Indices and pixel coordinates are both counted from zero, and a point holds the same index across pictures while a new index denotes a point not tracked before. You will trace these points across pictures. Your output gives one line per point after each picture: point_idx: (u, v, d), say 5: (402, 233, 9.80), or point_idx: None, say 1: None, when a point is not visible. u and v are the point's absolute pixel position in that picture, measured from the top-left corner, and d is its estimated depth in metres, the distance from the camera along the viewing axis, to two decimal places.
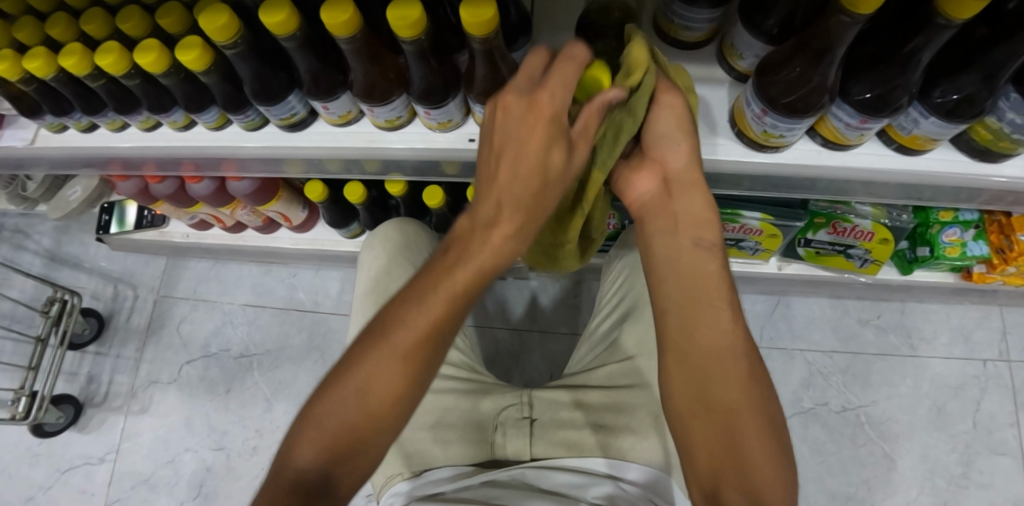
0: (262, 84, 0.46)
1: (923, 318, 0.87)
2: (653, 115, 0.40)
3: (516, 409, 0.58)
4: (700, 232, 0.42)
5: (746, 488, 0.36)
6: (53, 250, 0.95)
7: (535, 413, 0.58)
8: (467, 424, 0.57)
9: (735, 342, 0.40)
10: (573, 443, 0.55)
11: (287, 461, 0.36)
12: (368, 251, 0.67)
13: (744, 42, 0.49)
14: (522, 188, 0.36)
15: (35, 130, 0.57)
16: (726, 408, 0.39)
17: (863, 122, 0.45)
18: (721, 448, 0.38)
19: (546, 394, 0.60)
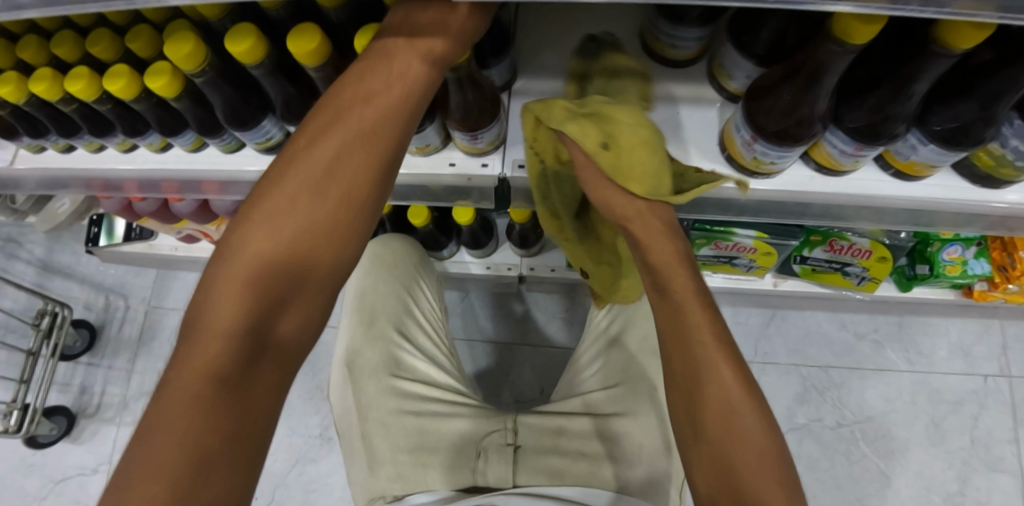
0: (232, 110, 0.45)
1: (923, 333, 0.85)
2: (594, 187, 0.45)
3: (499, 435, 0.56)
4: (675, 281, 0.41)
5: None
6: (45, 260, 0.95)
7: (519, 439, 0.56)
8: (452, 446, 0.56)
9: (744, 393, 0.38)
10: (556, 471, 0.53)
11: (213, 300, 0.34)
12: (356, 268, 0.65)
13: (733, 62, 0.45)
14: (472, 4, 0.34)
15: (15, 150, 0.56)
16: (742, 469, 0.36)
17: (858, 149, 0.43)
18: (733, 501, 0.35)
19: (532, 419, 0.58)
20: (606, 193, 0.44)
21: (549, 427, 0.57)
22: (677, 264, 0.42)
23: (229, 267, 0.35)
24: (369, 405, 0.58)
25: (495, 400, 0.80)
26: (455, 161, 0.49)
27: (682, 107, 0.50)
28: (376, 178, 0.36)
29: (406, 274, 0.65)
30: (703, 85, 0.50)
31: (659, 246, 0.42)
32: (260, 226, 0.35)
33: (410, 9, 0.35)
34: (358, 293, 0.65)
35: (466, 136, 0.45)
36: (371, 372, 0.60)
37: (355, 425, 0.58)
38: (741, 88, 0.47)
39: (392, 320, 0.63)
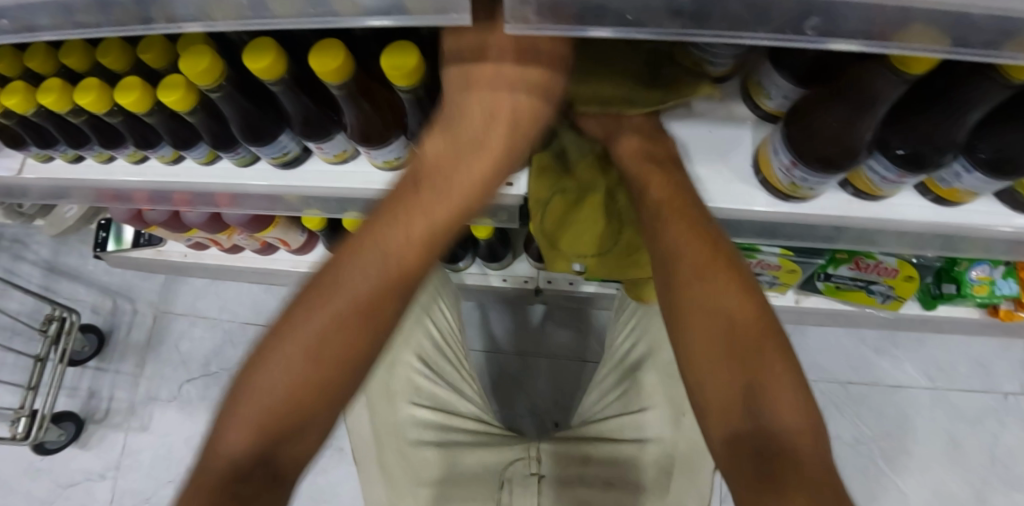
0: (249, 125, 0.43)
1: (942, 349, 0.84)
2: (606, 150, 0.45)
3: (523, 464, 0.56)
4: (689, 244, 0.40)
5: (803, 482, 0.32)
6: (52, 262, 0.94)
7: (543, 468, 0.56)
8: (475, 476, 0.56)
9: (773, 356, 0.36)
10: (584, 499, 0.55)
11: (224, 427, 0.34)
12: None
13: (771, 81, 0.43)
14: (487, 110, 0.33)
15: (22, 159, 0.55)
16: (761, 392, 0.36)
17: (902, 176, 0.41)
18: (756, 438, 0.35)
19: (556, 446, 0.58)
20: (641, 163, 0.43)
21: (574, 454, 0.57)
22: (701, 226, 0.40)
23: (242, 396, 0.34)
24: (389, 433, 0.57)
25: (508, 414, 0.80)
26: None
27: (715, 127, 0.48)
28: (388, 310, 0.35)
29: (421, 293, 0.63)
30: (736, 102, 0.49)
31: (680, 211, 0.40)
32: (283, 339, 0.34)
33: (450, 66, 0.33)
34: None
35: None
36: (387, 399, 0.59)
37: (374, 456, 0.58)
38: (779, 108, 0.45)
39: (410, 347, 0.62)
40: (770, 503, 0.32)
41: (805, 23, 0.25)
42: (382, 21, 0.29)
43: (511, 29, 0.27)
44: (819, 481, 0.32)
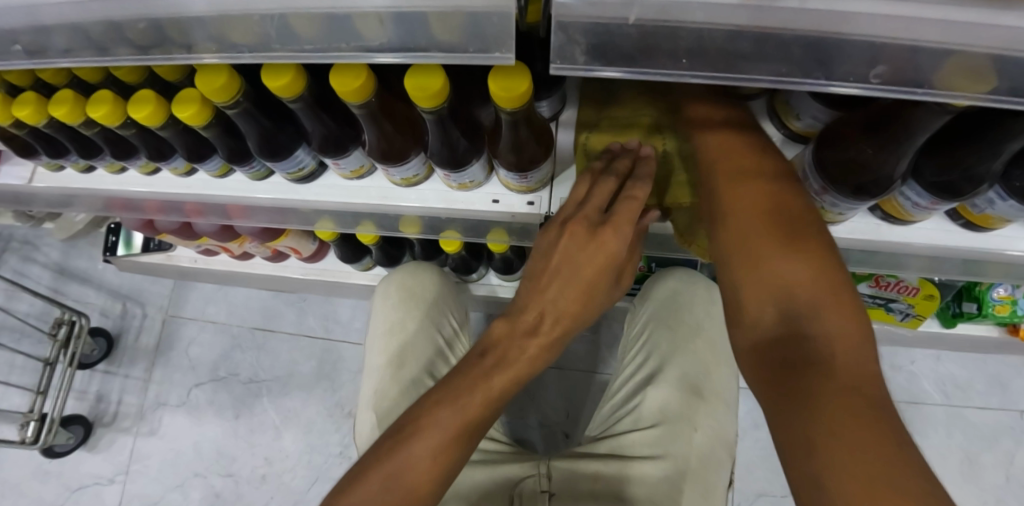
0: (266, 141, 0.42)
1: (958, 365, 0.83)
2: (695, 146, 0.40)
3: (534, 481, 0.54)
4: (721, 178, 0.39)
5: (835, 385, 0.29)
6: (62, 264, 0.94)
7: (553, 486, 0.54)
8: (481, 494, 0.55)
9: (823, 281, 0.34)
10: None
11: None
12: (383, 299, 0.65)
13: (802, 103, 0.42)
14: (592, 258, 0.42)
15: (33, 168, 0.54)
16: (803, 307, 0.34)
17: (934, 203, 0.40)
18: (791, 347, 0.33)
19: (566, 462, 0.56)
20: (738, 154, 0.39)
21: (585, 471, 0.55)
22: (750, 161, 0.39)
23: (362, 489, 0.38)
24: None
25: (519, 423, 0.81)
26: (499, 198, 0.46)
27: None
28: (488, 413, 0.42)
29: (433, 308, 0.65)
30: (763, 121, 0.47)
31: (734, 155, 0.39)
32: (404, 442, 0.39)
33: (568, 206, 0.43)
34: (388, 328, 0.64)
35: (515, 175, 0.42)
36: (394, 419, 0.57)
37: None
38: (810, 129, 0.43)
39: (420, 363, 0.61)
40: (798, 412, 0.30)
41: (868, 70, 0.24)
42: (391, 57, 0.29)
43: (556, 69, 0.27)
44: (858, 386, 0.29)
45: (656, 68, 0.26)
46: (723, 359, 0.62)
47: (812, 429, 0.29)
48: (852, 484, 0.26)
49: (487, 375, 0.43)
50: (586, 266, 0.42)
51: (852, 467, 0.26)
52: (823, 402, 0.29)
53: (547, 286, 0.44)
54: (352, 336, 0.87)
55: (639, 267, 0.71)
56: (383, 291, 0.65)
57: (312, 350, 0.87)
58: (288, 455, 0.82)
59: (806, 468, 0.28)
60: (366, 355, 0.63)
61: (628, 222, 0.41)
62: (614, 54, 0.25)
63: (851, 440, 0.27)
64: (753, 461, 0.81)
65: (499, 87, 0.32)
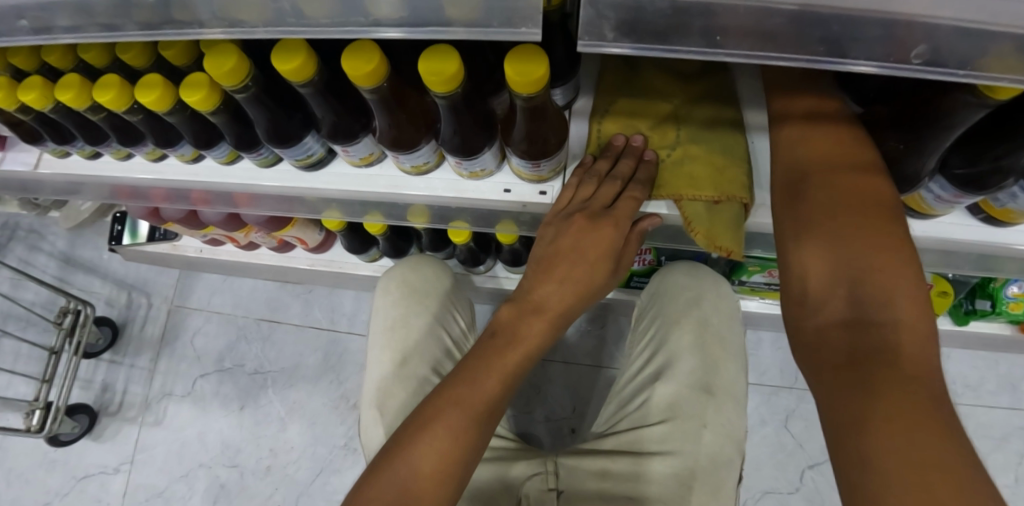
0: (275, 128, 0.41)
1: (969, 364, 0.82)
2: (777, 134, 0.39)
3: (540, 480, 0.55)
4: (801, 154, 0.37)
5: (897, 375, 0.30)
6: (67, 253, 0.94)
7: (561, 484, 0.55)
8: (487, 491, 0.56)
9: (893, 268, 0.33)
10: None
11: (370, 489, 0.37)
12: (384, 295, 0.64)
13: None
14: (595, 246, 0.44)
15: (39, 154, 0.54)
16: (872, 291, 0.33)
17: (958, 197, 0.39)
18: (856, 333, 0.33)
19: (573, 460, 0.57)
20: (821, 137, 0.37)
21: (593, 469, 0.56)
22: (830, 140, 0.37)
23: (394, 466, 0.38)
24: None
25: (525, 418, 0.81)
26: (510, 187, 0.45)
27: None
28: (506, 392, 0.43)
29: (439, 302, 0.65)
30: None
31: (818, 136, 0.37)
32: (431, 419, 0.40)
33: (570, 190, 0.44)
34: (392, 323, 0.63)
35: (527, 163, 0.41)
36: (399, 415, 0.58)
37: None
38: None
39: (424, 359, 0.61)
40: (854, 396, 0.30)
41: (909, 49, 0.24)
42: (393, 32, 0.28)
43: (584, 45, 0.26)
44: (919, 377, 0.30)
45: (688, 46, 0.25)
46: (733, 355, 0.60)
47: (869, 412, 0.29)
48: (901, 466, 0.26)
49: (500, 354, 0.43)
50: (591, 253, 0.45)
51: (903, 460, 0.26)
52: (881, 390, 0.29)
53: (560, 271, 0.45)
54: (357, 328, 0.86)
55: (649, 260, 0.71)
56: (385, 286, 0.64)
57: (318, 342, 0.86)
58: (292, 447, 0.82)
59: (853, 453, 0.28)
60: (370, 350, 0.63)
61: (627, 219, 0.44)
62: (645, 32, 0.25)
63: (912, 428, 0.27)
64: (761, 457, 0.81)
65: (514, 70, 0.32)
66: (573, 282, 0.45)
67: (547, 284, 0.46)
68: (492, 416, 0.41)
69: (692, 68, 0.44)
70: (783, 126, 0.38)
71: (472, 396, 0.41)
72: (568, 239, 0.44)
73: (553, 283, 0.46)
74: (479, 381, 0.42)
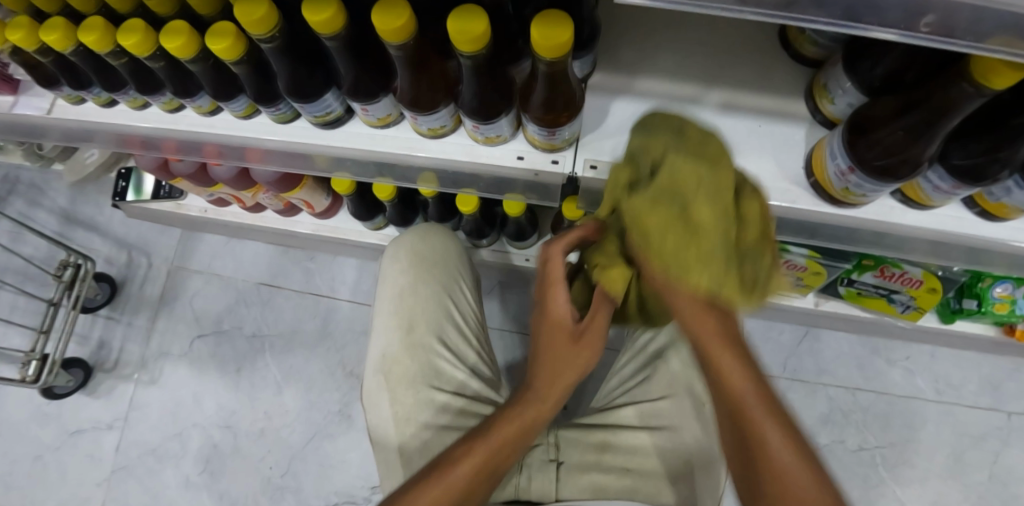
0: (296, 83, 0.42)
1: (952, 364, 0.85)
2: (688, 319, 0.37)
3: (542, 451, 0.57)
4: (731, 370, 0.35)
5: None
6: (68, 209, 0.94)
7: (561, 455, 0.58)
8: None
9: None
10: (599, 486, 0.55)
11: None
12: (393, 262, 0.65)
13: (839, 86, 0.44)
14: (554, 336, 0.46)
15: (53, 99, 0.54)
16: None
17: (955, 187, 0.41)
18: None
19: (572, 433, 0.60)
20: (701, 313, 0.36)
21: (592, 442, 0.59)
22: (751, 369, 0.35)
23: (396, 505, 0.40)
24: (405, 416, 0.59)
25: None
26: (524, 155, 0.46)
27: (771, 120, 0.48)
28: (498, 465, 0.43)
29: (448, 274, 0.66)
30: (798, 100, 0.49)
31: (729, 350, 0.35)
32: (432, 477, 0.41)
33: (553, 266, 0.47)
34: (400, 291, 0.64)
35: (543, 132, 0.42)
36: (407, 382, 0.60)
37: (394, 438, 0.59)
38: (841, 114, 0.45)
39: (431, 328, 0.63)
40: None
41: (919, 19, 0.25)
42: None
43: None
44: None
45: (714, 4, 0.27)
46: None
47: None
48: None
49: (498, 429, 0.45)
50: (548, 341, 0.47)
51: None
52: None
53: (537, 353, 0.48)
54: (357, 297, 0.87)
55: None
56: (393, 253, 0.65)
57: (317, 309, 0.87)
58: (289, 411, 0.83)
59: None
60: (376, 316, 0.64)
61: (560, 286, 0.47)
62: None
63: None
64: None
65: (541, 35, 0.32)
66: (561, 374, 0.46)
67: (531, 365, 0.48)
68: (489, 473, 0.43)
69: (690, 258, 0.36)
70: (683, 297, 0.37)
71: (470, 458, 0.42)
72: (543, 327, 0.47)
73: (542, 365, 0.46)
74: (478, 447, 0.43)
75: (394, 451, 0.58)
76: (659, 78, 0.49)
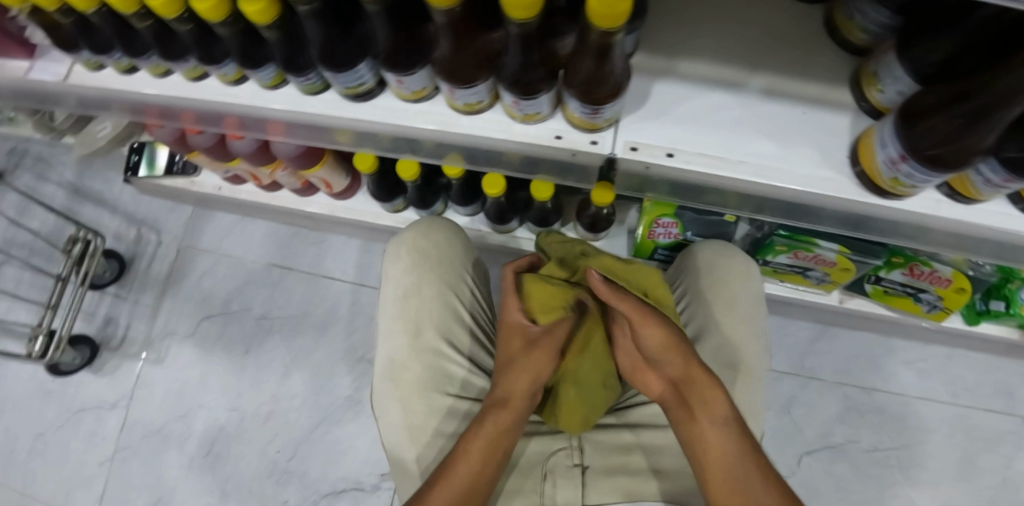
0: (330, 49, 0.40)
1: (968, 367, 0.84)
2: (650, 339, 0.51)
3: (566, 455, 0.58)
4: (697, 382, 0.49)
5: None
6: (76, 184, 0.92)
7: (586, 459, 0.58)
8: (521, 469, 0.58)
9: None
10: (628, 490, 0.55)
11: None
12: (393, 260, 0.64)
13: (890, 73, 0.42)
14: (519, 339, 0.57)
15: (70, 65, 0.52)
16: None
17: (1008, 181, 0.39)
18: None
19: (597, 436, 0.60)
20: (668, 343, 0.50)
21: (617, 444, 0.59)
22: (714, 387, 0.48)
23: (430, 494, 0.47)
24: (420, 428, 0.58)
25: None
26: (562, 134, 0.44)
27: (814, 108, 0.47)
28: (506, 437, 0.52)
29: (451, 273, 0.65)
30: (843, 87, 0.47)
31: (694, 370, 0.49)
32: (456, 463, 0.49)
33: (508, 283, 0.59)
34: (400, 295, 0.63)
35: (587, 111, 0.40)
36: (419, 389, 0.59)
37: (409, 450, 0.58)
38: (890, 103, 0.44)
39: (439, 330, 0.61)
40: None
41: None
42: None
43: None
44: None
45: None
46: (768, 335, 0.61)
47: None
48: None
49: (494, 411, 0.53)
50: (518, 343, 0.57)
51: None
52: None
53: (514, 356, 0.56)
54: (369, 282, 0.85)
55: (675, 235, 0.67)
56: (394, 252, 0.64)
57: (327, 293, 0.85)
58: (296, 395, 0.81)
59: None
60: (380, 320, 0.62)
61: (514, 305, 0.58)
62: None
63: None
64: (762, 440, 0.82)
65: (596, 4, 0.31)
66: (529, 369, 0.55)
67: (506, 359, 0.57)
68: (496, 452, 0.51)
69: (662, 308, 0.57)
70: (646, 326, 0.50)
71: (484, 439, 0.50)
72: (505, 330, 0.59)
73: (513, 376, 0.55)
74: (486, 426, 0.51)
75: (409, 461, 0.58)
76: (699, 61, 0.48)
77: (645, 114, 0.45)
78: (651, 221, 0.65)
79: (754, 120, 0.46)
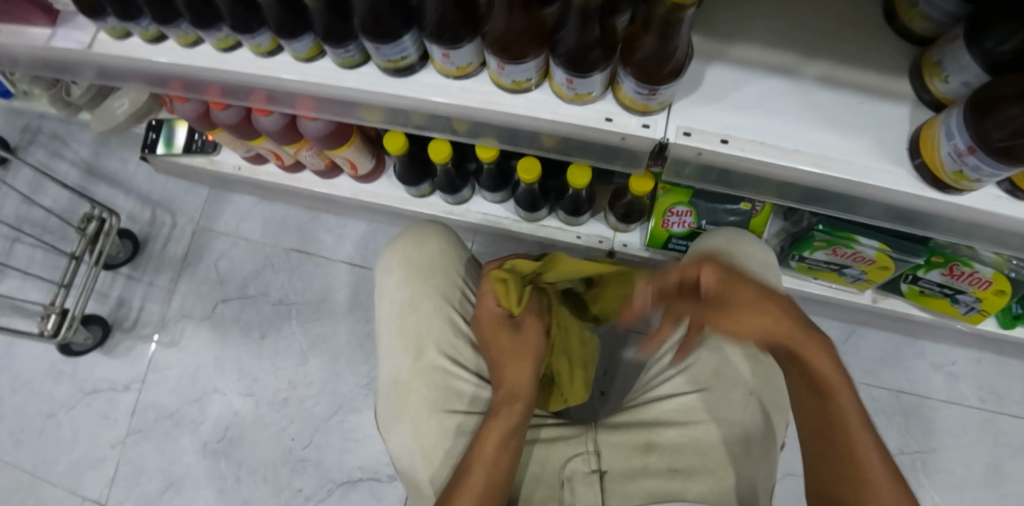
0: (375, 21, 0.38)
1: (996, 372, 0.82)
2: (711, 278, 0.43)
3: (584, 461, 0.56)
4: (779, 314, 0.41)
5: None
6: (90, 162, 0.91)
7: (603, 464, 0.56)
8: (537, 480, 0.56)
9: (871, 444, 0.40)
10: (650, 492, 0.53)
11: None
12: (387, 274, 0.63)
13: (955, 62, 0.40)
14: (500, 336, 0.58)
15: (93, 33, 0.49)
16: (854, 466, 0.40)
17: None
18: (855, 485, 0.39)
19: (614, 438, 0.57)
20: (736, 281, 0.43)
21: (635, 445, 0.56)
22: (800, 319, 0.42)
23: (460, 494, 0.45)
24: (433, 448, 0.55)
25: None
26: (612, 117, 0.43)
27: (871, 98, 0.45)
28: (518, 425, 0.51)
29: (447, 283, 0.63)
30: (901, 77, 0.45)
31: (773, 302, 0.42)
32: (478, 461, 0.47)
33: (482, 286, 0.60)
34: (399, 305, 0.61)
35: (643, 91, 0.38)
36: (427, 408, 0.56)
37: (423, 469, 0.55)
38: (954, 94, 0.42)
39: (441, 347, 0.59)
40: None
41: None
42: None
43: None
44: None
45: None
46: None
47: None
48: None
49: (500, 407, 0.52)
50: (501, 340, 0.58)
51: None
52: None
53: (504, 352, 0.57)
54: None
55: (689, 224, 0.64)
56: (387, 265, 0.64)
57: (347, 279, 0.84)
58: (314, 381, 0.80)
59: None
60: (382, 337, 0.61)
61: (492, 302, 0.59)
62: None
63: None
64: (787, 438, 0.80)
65: None
66: (520, 364, 0.56)
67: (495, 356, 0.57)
68: (514, 437, 0.50)
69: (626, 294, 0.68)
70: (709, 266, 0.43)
71: (499, 428, 0.49)
72: (483, 330, 0.59)
73: (509, 370, 0.55)
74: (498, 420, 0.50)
75: (423, 482, 0.55)
76: (751, 46, 0.46)
77: (699, 98, 0.44)
78: (665, 209, 0.64)
79: (810, 108, 0.44)
